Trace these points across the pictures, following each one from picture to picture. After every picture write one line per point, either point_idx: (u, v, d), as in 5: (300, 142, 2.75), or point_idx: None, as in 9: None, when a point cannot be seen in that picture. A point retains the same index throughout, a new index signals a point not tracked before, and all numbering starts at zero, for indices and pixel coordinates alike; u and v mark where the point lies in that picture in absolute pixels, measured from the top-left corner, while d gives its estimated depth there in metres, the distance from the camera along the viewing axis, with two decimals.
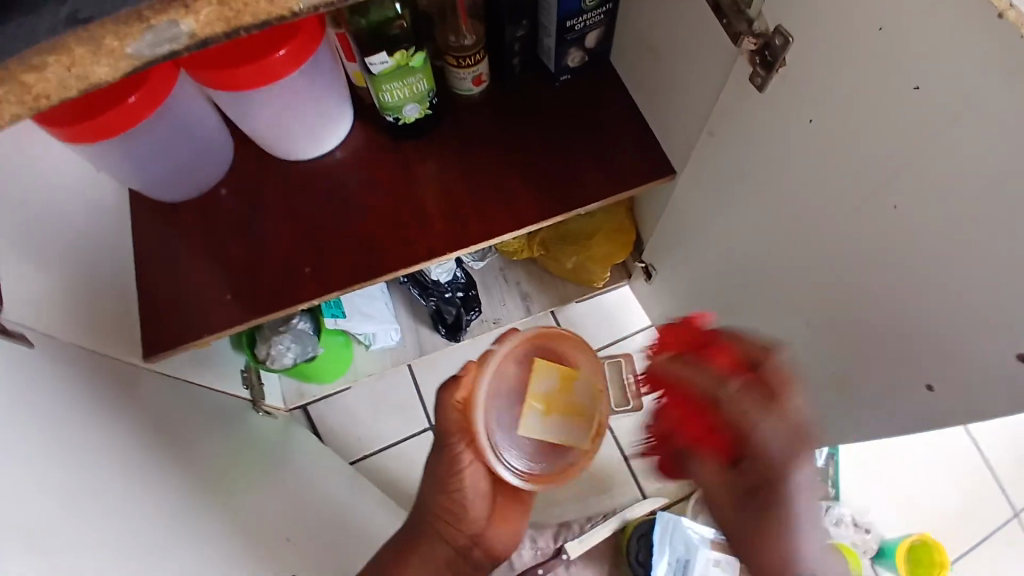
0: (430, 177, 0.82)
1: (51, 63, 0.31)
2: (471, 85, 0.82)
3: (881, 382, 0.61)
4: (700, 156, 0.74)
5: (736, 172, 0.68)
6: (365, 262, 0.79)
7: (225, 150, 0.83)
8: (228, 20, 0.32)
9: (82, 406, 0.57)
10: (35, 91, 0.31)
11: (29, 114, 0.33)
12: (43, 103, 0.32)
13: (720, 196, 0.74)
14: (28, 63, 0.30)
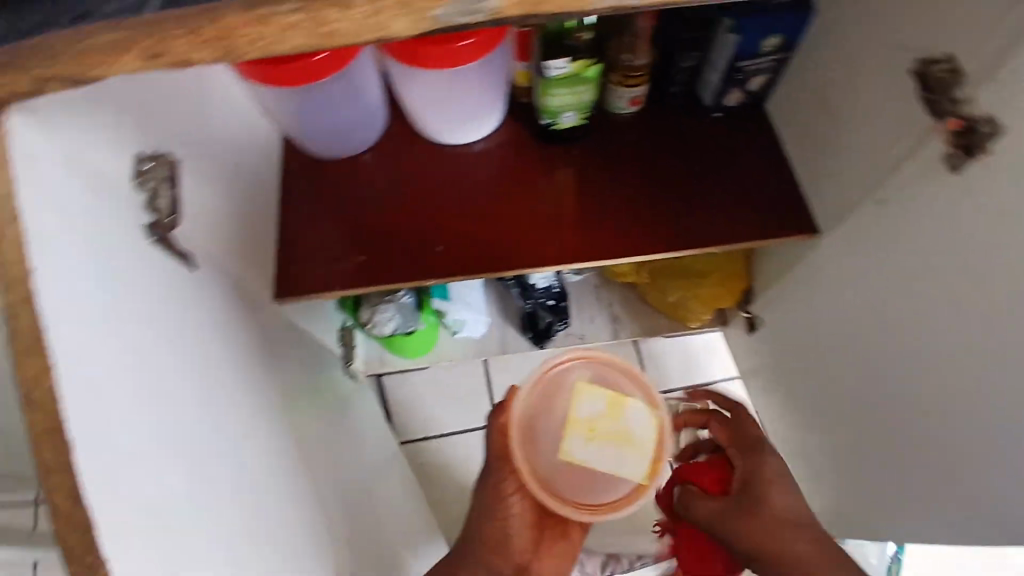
0: (570, 185, 0.84)
1: (359, 4, 0.33)
2: (626, 104, 0.82)
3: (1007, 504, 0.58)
4: (856, 222, 0.72)
5: (894, 247, 0.66)
6: (496, 254, 0.82)
7: (380, 121, 0.85)
8: (531, 6, 0.34)
9: (216, 338, 0.60)
10: (328, 27, 0.33)
11: (307, 46, 0.34)
12: (327, 40, 0.34)
13: (865, 266, 0.72)
14: (338, 1, 0.32)
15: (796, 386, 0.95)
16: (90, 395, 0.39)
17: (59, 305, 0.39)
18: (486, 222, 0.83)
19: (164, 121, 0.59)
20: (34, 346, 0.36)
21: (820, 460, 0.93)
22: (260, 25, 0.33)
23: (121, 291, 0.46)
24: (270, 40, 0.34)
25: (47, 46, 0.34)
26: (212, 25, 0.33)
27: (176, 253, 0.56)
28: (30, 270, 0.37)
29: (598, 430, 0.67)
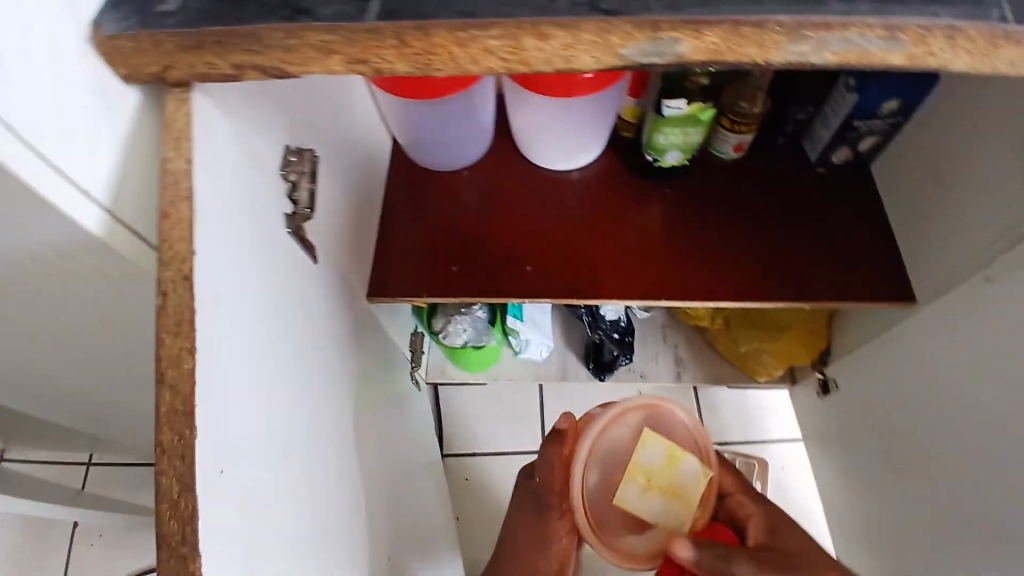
0: (664, 224, 0.84)
1: (555, 37, 0.35)
2: (730, 150, 0.83)
3: None
4: (960, 299, 0.70)
5: (1000, 330, 0.64)
6: (584, 280, 0.82)
7: (485, 139, 0.88)
8: (711, 55, 0.35)
9: (320, 329, 0.62)
10: (522, 54, 0.36)
11: (499, 71, 0.37)
12: (518, 65, 0.37)
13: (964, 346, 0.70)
14: (539, 32, 0.35)
15: (865, 458, 0.91)
16: (216, 376, 0.39)
17: (208, 295, 0.39)
18: (577, 248, 0.84)
19: (308, 119, 0.62)
20: (177, 326, 0.36)
21: (884, 540, 0.89)
22: (462, 47, 0.35)
23: (259, 278, 0.48)
24: (465, 59, 0.36)
25: (259, 36, 0.37)
26: (417, 38, 0.35)
27: (306, 247, 0.60)
28: (191, 251, 0.38)
29: (655, 483, 0.73)
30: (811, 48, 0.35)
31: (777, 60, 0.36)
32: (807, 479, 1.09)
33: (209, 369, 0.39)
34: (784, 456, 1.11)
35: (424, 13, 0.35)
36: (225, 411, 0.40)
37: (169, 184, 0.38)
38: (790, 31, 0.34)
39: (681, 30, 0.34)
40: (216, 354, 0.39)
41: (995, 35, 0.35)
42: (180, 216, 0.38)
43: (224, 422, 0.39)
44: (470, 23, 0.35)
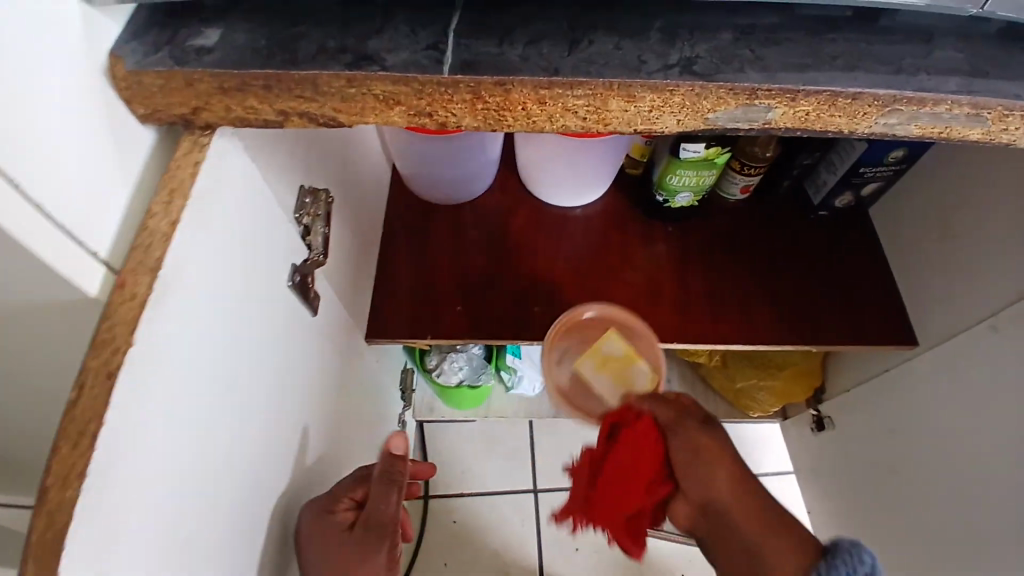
0: (670, 266, 0.84)
1: (643, 98, 0.32)
2: (737, 191, 0.83)
3: None
4: (962, 345, 0.72)
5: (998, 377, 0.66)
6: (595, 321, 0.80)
7: (490, 173, 0.85)
8: (802, 121, 0.34)
9: (298, 389, 0.54)
10: (605, 115, 0.33)
11: (574, 128, 0.35)
12: (598, 125, 0.34)
13: (966, 393, 0.70)
14: (629, 93, 0.32)
15: (859, 499, 0.92)
16: (124, 476, 0.30)
17: (128, 386, 0.30)
18: (584, 288, 0.81)
19: (320, 155, 0.58)
20: (81, 434, 0.28)
21: None
22: (541, 104, 0.33)
23: (221, 340, 0.39)
24: (542, 116, 0.34)
25: (316, 82, 0.33)
26: (492, 92, 0.32)
27: (309, 298, 0.54)
28: (129, 336, 0.30)
29: (609, 364, 0.68)
30: (900, 120, 0.34)
31: (863, 130, 0.35)
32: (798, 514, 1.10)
33: (111, 480, 0.29)
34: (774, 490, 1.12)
35: (504, 66, 0.32)
36: (122, 533, 0.30)
37: (162, 249, 0.33)
38: (885, 103, 0.33)
39: (776, 98, 0.32)
40: (125, 465, 0.30)
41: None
42: (134, 293, 0.31)
43: (114, 549, 0.30)
44: (557, 79, 0.32)
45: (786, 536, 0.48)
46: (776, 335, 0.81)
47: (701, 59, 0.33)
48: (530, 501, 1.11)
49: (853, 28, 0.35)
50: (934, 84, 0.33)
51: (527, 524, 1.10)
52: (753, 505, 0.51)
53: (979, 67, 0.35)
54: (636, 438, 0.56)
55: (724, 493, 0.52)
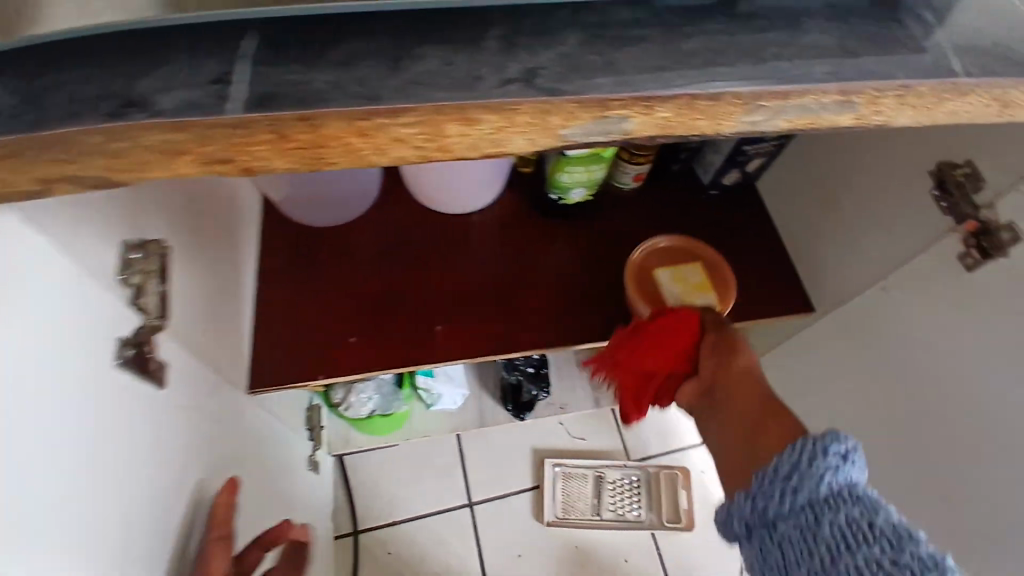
0: (572, 263, 0.80)
1: (485, 120, 0.28)
2: (631, 180, 0.81)
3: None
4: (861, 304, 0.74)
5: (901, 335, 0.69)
6: (502, 334, 0.76)
7: (373, 189, 0.79)
8: (664, 129, 0.31)
9: (148, 478, 0.46)
10: (443, 142, 0.28)
11: (411, 159, 0.29)
12: (438, 154, 0.29)
13: (873, 352, 0.74)
14: (466, 116, 0.27)
15: None
16: None
17: None
18: (487, 299, 0.77)
19: (149, 200, 0.50)
20: None
21: None
22: (364, 138, 0.27)
23: (1, 458, 0.31)
24: (369, 151, 0.28)
25: (74, 141, 0.26)
26: (301, 131, 0.27)
27: (149, 371, 0.47)
28: None
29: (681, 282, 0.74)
30: (767, 116, 0.32)
31: (729, 131, 0.32)
32: None
33: None
34: (701, 461, 1.15)
35: (316, 101, 0.27)
36: None
37: None
38: (747, 101, 0.30)
39: (631, 108, 0.29)
40: None
41: (943, 89, 0.34)
42: None
43: None
44: (376, 109, 0.27)
45: (776, 426, 0.51)
46: None
47: (546, 69, 0.29)
48: (466, 517, 1.08)
49: (708, 19, 0.32)
50: (799, 73, 0.31)
51: (466, 539, 1.06)
52: (760, 394, 0.54)
53: (842, 50, 0.33)
54: (679, 327, 0.64)
55: (736, 380, 0.57)
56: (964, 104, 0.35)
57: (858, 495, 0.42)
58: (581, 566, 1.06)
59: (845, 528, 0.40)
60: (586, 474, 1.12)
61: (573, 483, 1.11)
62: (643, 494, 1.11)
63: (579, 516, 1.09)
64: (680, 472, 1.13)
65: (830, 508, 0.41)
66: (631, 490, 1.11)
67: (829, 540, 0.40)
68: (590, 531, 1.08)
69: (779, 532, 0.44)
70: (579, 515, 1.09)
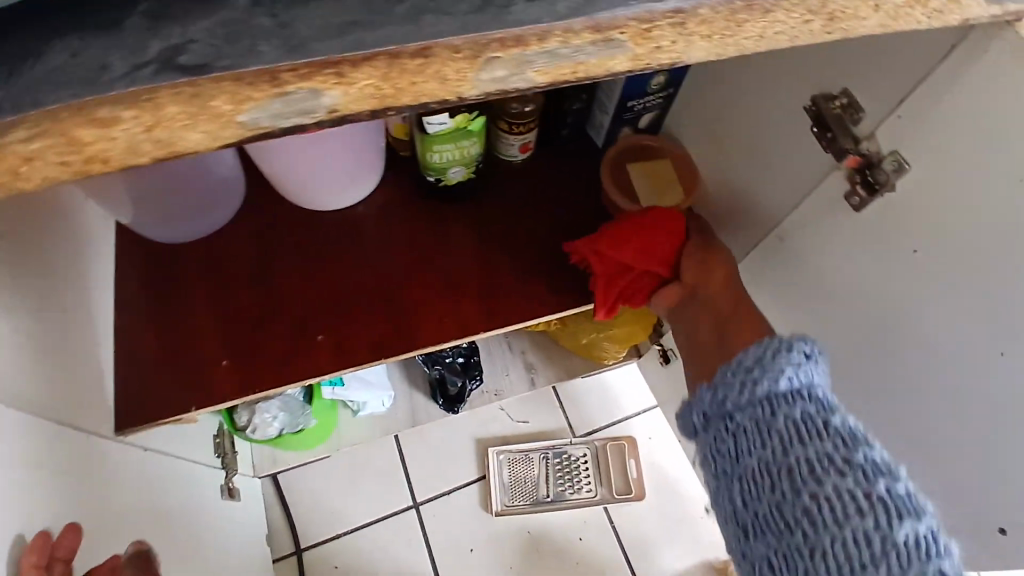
0: (460, 247, 0.75)
1: (127, 117, 0.23)
2: (517, 152, 0.77)
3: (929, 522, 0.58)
4: (761, 254, 0.70)
5: (803, 281, 0.65)
6: (390, 334, 0.70)
7: (235, 195, 0.73)
8: (382, 98, 0.25)
9: None
10: (88, 150, 0.24)
11: (70, 178, 0.25)
12: (96, 167, 0.25)
13: (781, 302, 0.70)
14: (98, 114, 0.23)
15: None
16: None
17: None
18: (369, 299, 0.71)
19: None
20: None
21: None
22: None
23: None
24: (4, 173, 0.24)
25: None
26: None
27: None
28: None
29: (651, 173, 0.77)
30: (509, 69, 0.26)
31: (472, 93, 0.27)
32: (670, 443, 1.11)
33: None
34: (647, 427, 1.13)
35: None
36: None
37: None
38: (473, 54, 0.25)
39: (314, 76, 0.24)
40: None
41: (735, 9, 0.28)
42: None
43: None
44: None
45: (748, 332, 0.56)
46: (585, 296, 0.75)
47: (199, 44, 0.23)
48: (413, 518, 1.05)
49: None
50: (541, 11, 0.25)
51: (416, 540, 1.04)
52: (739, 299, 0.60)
53: None
54: (663, 221, 0.66)
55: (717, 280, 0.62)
56: (772, 23, 0.30)
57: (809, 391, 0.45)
58: (535, 550, 1.04)
59: (800, 424, 0.43)
60: (532, 457, 1.09)
61: (520, 469, 1.09)
62: (591, 469, 1.09)
63: (530, 501, 1.06)
64: (626, 441, 1.11)
65: (788, 403, 0.44)
66: (580, 467, 1.09)
67: (783, 432, 0.43)
68: (541, 514, 1.06)
69: (734, 423, 0.46)
70: (530, 500, 1.06)
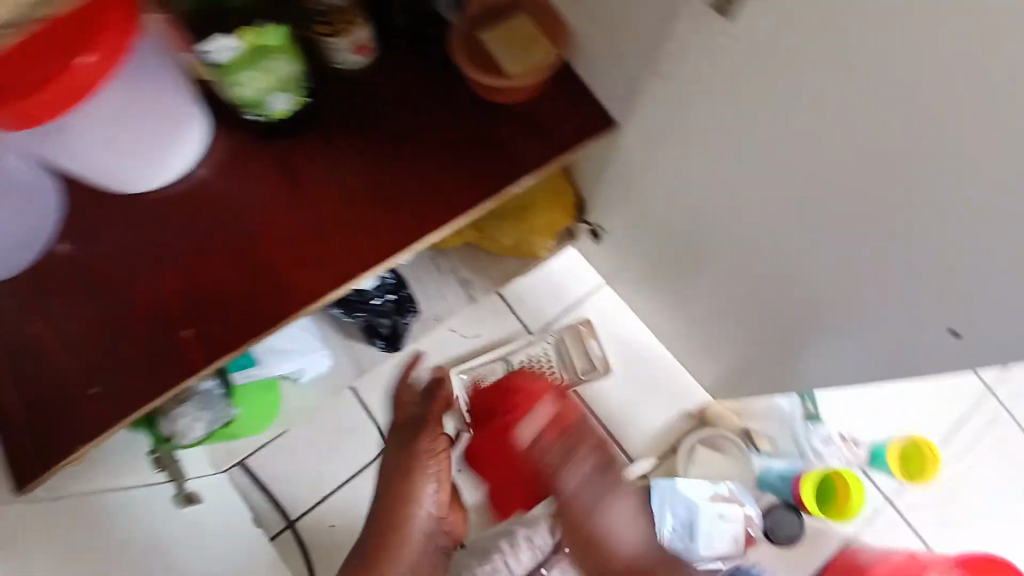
0: (315, 190, 0.67)
1: None
2: (353, 56, 0.66)
3: (885, 307, 0.56)
4: (646, 98, 0.62)
5: (695, 113, 0.58)
6: (265, 307, 0.65)
7: (49, 203, 0.66)
8: None
9: None
10: None
11: None
12: None
13: (680, 145, 0.64)
14: None
15: (665, 282, 0.89)
16: None
17: None
18: (232, 277, 0.65)
19: None
20: None
21: (705, 338, 0.91)
22: None
23: None
24: None
25: None
26: None
27: None
28: None
29: (508, 35, 0.64)
30: None
31: None
32: (628, 316, 1.09)
33: None
34: (602, 305, 1.09)
35: None
36: None
37: None
38: None
39: None
40: None
41: None
42: None
43: None
44: None
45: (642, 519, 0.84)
46: (470, 201, 0.67)
47: None
48: None
49: None
50: None
51: None
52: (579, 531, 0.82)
53: None
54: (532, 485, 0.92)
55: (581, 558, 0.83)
56: None
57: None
58: None
59: None
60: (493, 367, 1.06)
61: (485, 380, 1.06)
62: (554, 362, 1.06)
63: None
64: (584, 326, 1.08)
65: None
66: (544, 361, 1.06)
67: None
68: None
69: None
70: None
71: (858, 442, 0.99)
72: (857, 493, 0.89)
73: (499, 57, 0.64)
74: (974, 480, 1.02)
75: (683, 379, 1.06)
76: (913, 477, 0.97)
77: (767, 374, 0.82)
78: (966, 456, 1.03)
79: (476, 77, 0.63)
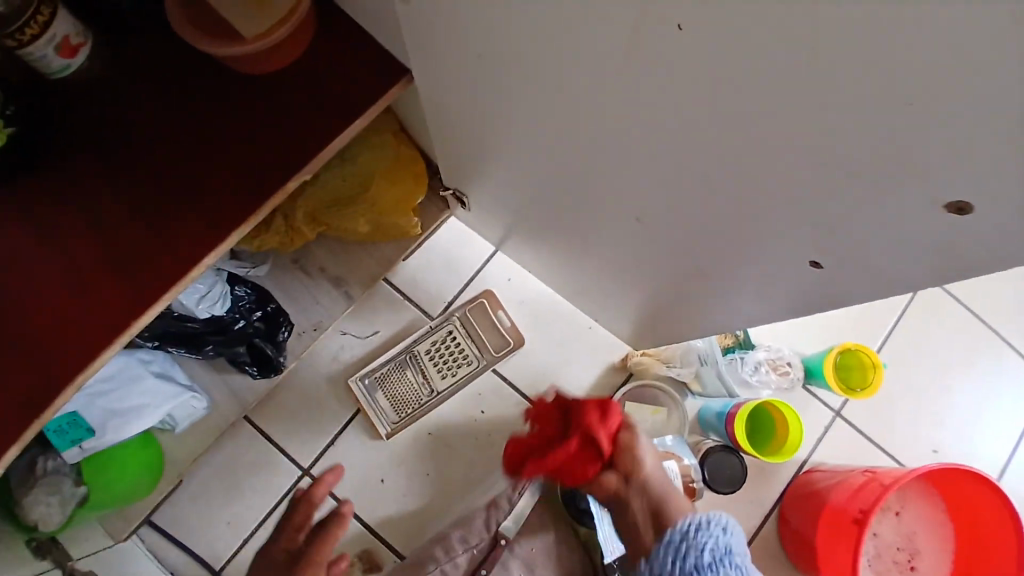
0: (55, 234, 0.53)
1: None
2: (63, 59, 0.52)
3: (739, 244, 0.46)
4: (412, 35, 0.50)
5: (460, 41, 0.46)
6: (24, 390, 0.51)
7: None
8: None
9: None
10: None
11: None
12: None
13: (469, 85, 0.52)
14: None
15: (541, 238, 0.78)
16: None
17: None
18: None
19: None
20: None
21: (597, 290, 0.81)
22: None
23: None
24: None
25: None
26: None
27: None
28: None
29: None
30: None
31: None
32: (531, 279, 0.99)
33: None
34: (500, 271, 0.99)
35: None
36: None
37: None
38: None
39: None
40: None
41: None
42: None
43: None
44: None
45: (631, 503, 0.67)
46: (253, 201, 0.55)
47: None
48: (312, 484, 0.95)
49: None
50: None
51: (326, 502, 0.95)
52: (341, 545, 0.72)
53: None
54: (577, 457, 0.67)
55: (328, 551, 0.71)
56: None
57: (705, 540, 0.63)
58: (445, 446, 0.96)
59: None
60: (397, 365, 0.95)
61: (391, 382, 0.95)
62: (463, 342, 0.96)
63: (416, 405, 0.95)
64: (486, 297, 0.97)
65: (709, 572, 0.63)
66: (450, 345, 0.95)
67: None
68: (434, 411, 0.96)
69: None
70: (415, 404, 0.95)
71: (790, 363, 0.93)
72: (795, 422, 0.84)
73: (224, 15, 0.50)
74: (919, 375, 0.97)
75: (600, 332, 0.97)
76: (854, 392, 0.88)
77: (666, 317, 0.74)
78: (906, 352, 0.97)
79: (213, 45, 0.50)
